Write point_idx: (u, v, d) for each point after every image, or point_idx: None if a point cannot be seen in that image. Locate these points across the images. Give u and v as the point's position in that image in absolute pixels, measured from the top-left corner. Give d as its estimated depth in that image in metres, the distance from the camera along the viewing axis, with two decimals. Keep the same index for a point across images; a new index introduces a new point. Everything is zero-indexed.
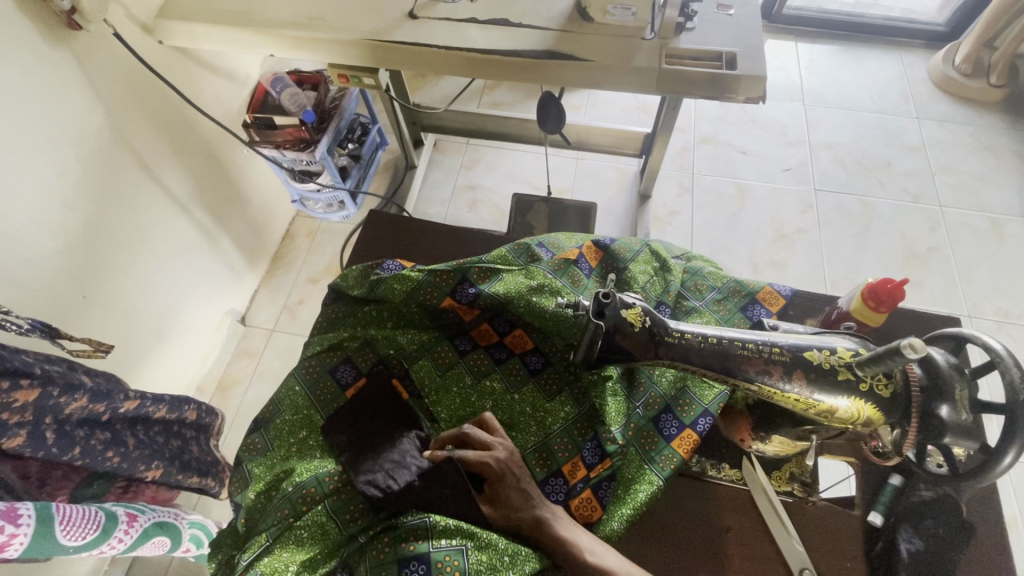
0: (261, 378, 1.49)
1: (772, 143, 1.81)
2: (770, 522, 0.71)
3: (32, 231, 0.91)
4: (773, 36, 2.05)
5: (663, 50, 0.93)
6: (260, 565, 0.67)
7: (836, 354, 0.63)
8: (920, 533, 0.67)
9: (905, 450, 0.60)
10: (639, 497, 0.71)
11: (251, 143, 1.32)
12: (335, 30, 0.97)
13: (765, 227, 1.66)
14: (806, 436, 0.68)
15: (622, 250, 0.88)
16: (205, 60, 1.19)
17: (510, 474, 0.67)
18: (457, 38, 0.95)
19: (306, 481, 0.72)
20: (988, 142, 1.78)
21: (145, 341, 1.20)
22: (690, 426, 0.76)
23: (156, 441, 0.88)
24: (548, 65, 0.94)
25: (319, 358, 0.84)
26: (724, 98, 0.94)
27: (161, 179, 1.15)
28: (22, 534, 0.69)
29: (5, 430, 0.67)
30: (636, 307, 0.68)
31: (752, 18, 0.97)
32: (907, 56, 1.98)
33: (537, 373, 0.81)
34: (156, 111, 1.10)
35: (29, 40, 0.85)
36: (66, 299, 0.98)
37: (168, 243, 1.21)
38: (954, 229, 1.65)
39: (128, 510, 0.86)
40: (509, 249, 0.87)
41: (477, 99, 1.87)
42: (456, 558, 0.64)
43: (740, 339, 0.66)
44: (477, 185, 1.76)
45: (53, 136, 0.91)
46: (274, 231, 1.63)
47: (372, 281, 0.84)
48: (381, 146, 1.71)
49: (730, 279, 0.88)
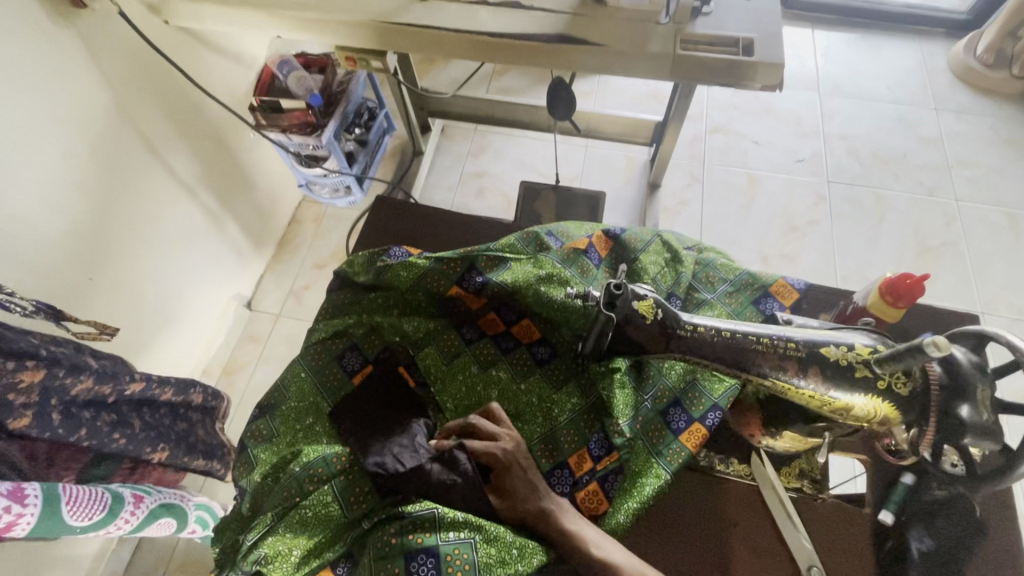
0: (267, 362, 1.49)
1: (785, 133, 1.77)
2: (776, 517, 0.70)
3: (38, 211, 0.90)
4: (789, 22, 2.00)
5: (678, 36, 0.90)
6: (264, 546, 0.68)
7: (853, 350, 0.61)
8: (932, 532, 0.66)
9: (922, 451, 0.58)
10: (646, 491, 0.70)
11: (256, 127, 1.30)
12: (343, 11, 0.94)
13: (776, 218, 1.63)
14: (818, 433, 0.68)
15: (632, 241, 0.86)
16: (211, 40, 1.17)
17: (517, 465, 0.67)
18: (467, 20, 0.93)
19: (314, 462, 0.71)
20: (1007, 135, 1.75)
21: (151, 324, 1.19)
22: (699, 420, 0.74)
23: (162, 423, 0.88)
24: (560, 50, 0.91)
25: (324, 345, 0.82)
26: (740, 85, 0.91)
27: (168, 161, 1.14)
28: (29, 514, 0.69)
29: (11, 410, 0.67)
30: (649, 299, 0.66)
31: (771, 2, 0.94)
32: (926, 45, 1.93)
33: (544, 364, 0.80)
34: (162, 93, 1.09)
35: (32, 18, 0.83)
36: (71, 280, 0.98)
37: (174, 227, 1.20)
38: (970, 223, 1.61)
39: (134, 491, 0.86)
40: (517, 237, 0.85)
41: (486, 85, 1.85)
42: (464, 551, 0.63)
43: (754, 333, 0.65)
44: (484, 172, 1.74)
45: (59, 117, 0.90)
46: (281, 216, 1.62)
47: (378, 267, 0.83)
48: (386, 131, 1.68)
49: (742, 272, 0.86)
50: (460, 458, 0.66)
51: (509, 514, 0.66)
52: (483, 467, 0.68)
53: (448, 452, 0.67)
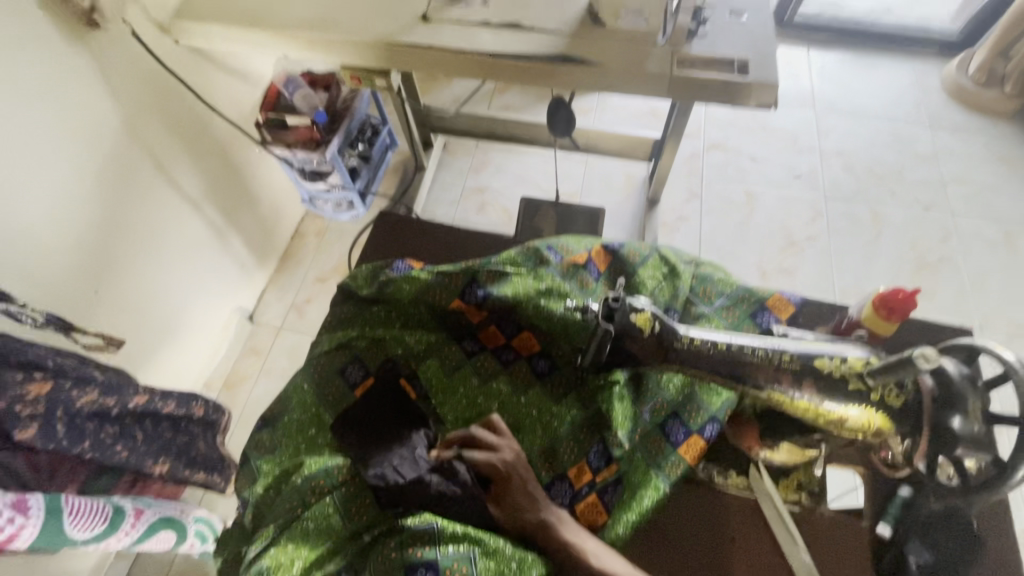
0: (268, 376, 1.50)
1: (781, 150, 1.80)
2: (775, 530, 0.71)
3: (46, 225, 0.92)
4: (785, 43, 2.04)
5: (674, 57, 0.93)
6: (265, 558, 0.68)
7: (846, 362, 0.63)
8: (930, 545, 0.66)
9: (915, 461, 0.60)
10: (645, 502, 0.71)
11: (263, 143, 1.33)
12: (348, 32, 0.97)
13: (773, 233, 1.65)
14: (814, 444, 0.71)
15: (631, 255, 0.88)
16: (219, 59, 1.20)
17: (516, 476, 0.68)
18: (469, 41, 0.95)
19: (316, 474, 0.72)
20: (1000, 153, 1.77)
21: (154, 337, 1.20)
22: (697, 432, 0.75)
23: (164, 436, 0.88)
24: (560, 70, 0.94)
25: (326, 357, 0.83)
26: (735, 104, 0.93)
27: (174, 176, 1.16)
28: (31, 525, 0.69)
29: (17, 421, 0.68)
30: (646, 312, 0.67)
31: (765, 24, 0.97)
32: (920, 64, 1.96)
33: (543, 376, 0.82)
34: (170, 110, 1.11)
35: (47, 38, 0.86)
36: (78, 293, 0.99)
37: (179, 241, 1.22)
38: (966, 239, 1.63)
39: (135, 504, 0.87)
40: (517, 252, 0.86)
41: (487, 102, 1.88)
42: (463, 564, 0.63)
43: (749, 346, 0.66)
44: (485, 187, 1.76)
45: (70, 133, 0.92)
46: (284, 230, 1.64)
47: (382, 281, 0.84)
48: (389, 147, 1.71)
49: (740, 286, 0.87)
50: (458, 469, 0.68)
51: (509, 525, 0.67)
52: (484, 478, 0.70)
53: (448, 463, 0.69)
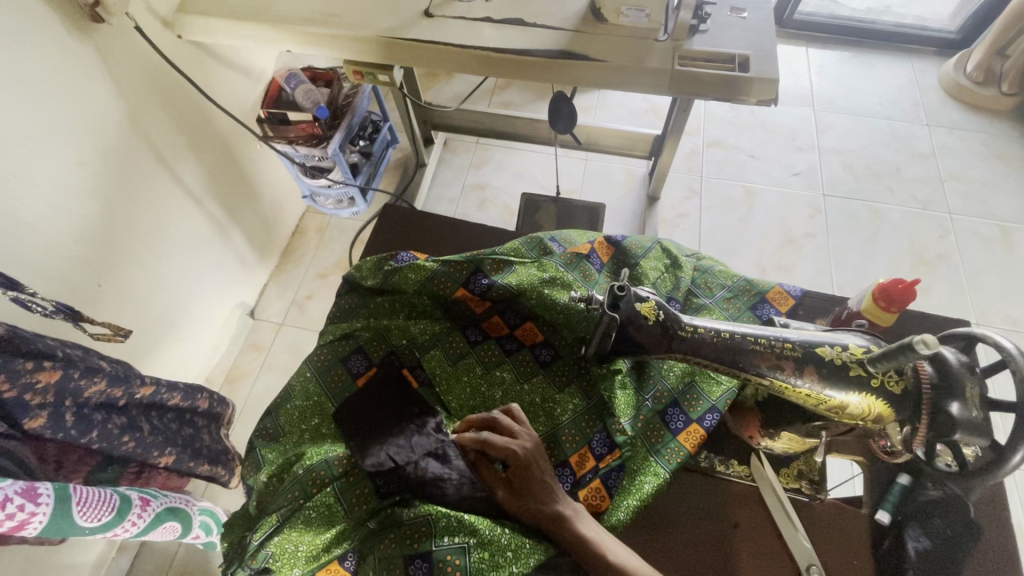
0: (270, 370, 1.50)
1: (780, 147, 1.81)
2: (775, 515, 0.72)
3: (52, 220, 0.92)
4: (784, 41, 2.05)
5: (676, 52, 0.94)
6: (271, 545, 0.69)
7: (848, 350, 0.63)
8: (928, 532, 0.68)
9: (915, 447, 0.60)
10: (645, 489, 0.72)
11: (264, 138, 1.34)
12: (353, 27, 0.98)
13: (772, 230, 1.66)
14: (815, 433, 0.69)
15: (633, 247, 0.89)
16: (221, 53, 1.20)
17: (536, 464, 0.67)
18: (472, 37, 0.96)
19: (316, 464, 0.73)
20: (997, 151, 1.78)
21: (156, 331, 1.21)
22: (697, 420, 0.76)
23: (169, 428, 0.89)
24: (562, 65, 0.94)
25: (331, 347, 0.84)
26: (736, 100, 0.94)
27: (177, 171, 1.17)
28: (41, 513, 0.70)
29: (27, 410, 0.68)
30: (650, 300, 0.68)
31: (766, 21, 0.98)
32: (918, 63, 1.98)
33: (547, 365, 0.82)
34: (173, 106, 1.12)
35: (53, 32, 0.87)
36: (81, 286, 0.99)
37: (181, 236, 1.22)
38: (962, 236, 1.64)
39: (141, 494, 0.87)
40: (522, 242, 0.88)
41: (488, 99, 1.89)
42: (457, 557, 0.65)
43: (751, 334, 0.67)
44: (486, 184, 1.77)
45: (74, 127, 0.93)
46: (285, 225, 1.65)
47: (387, 271, 0.85)
48: (390, 144, 1.71)
49: (740, 278, 0.88)
50: (450, 453, 0.72)
51: (523, 516, 0.67)
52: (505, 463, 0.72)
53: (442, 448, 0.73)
